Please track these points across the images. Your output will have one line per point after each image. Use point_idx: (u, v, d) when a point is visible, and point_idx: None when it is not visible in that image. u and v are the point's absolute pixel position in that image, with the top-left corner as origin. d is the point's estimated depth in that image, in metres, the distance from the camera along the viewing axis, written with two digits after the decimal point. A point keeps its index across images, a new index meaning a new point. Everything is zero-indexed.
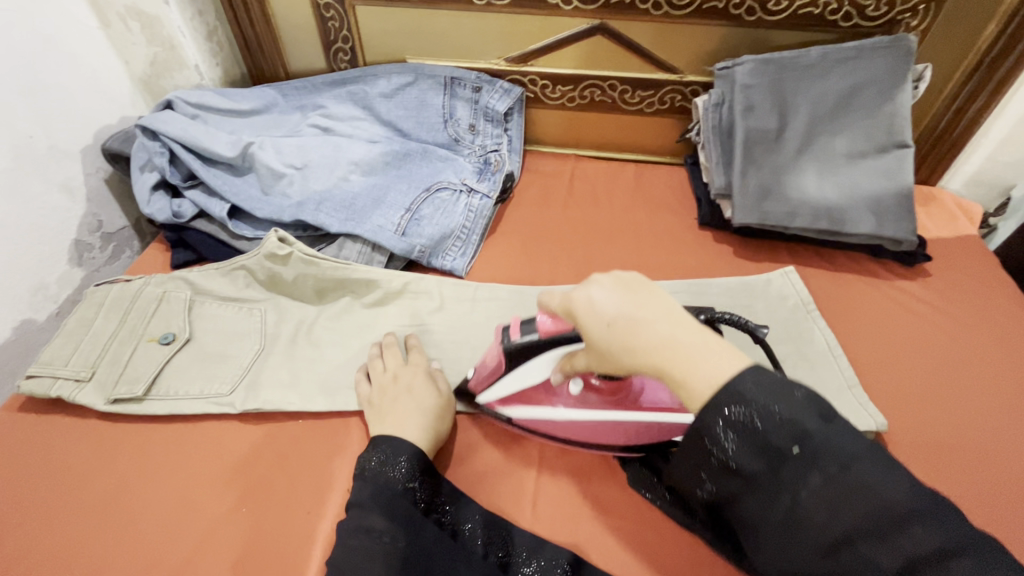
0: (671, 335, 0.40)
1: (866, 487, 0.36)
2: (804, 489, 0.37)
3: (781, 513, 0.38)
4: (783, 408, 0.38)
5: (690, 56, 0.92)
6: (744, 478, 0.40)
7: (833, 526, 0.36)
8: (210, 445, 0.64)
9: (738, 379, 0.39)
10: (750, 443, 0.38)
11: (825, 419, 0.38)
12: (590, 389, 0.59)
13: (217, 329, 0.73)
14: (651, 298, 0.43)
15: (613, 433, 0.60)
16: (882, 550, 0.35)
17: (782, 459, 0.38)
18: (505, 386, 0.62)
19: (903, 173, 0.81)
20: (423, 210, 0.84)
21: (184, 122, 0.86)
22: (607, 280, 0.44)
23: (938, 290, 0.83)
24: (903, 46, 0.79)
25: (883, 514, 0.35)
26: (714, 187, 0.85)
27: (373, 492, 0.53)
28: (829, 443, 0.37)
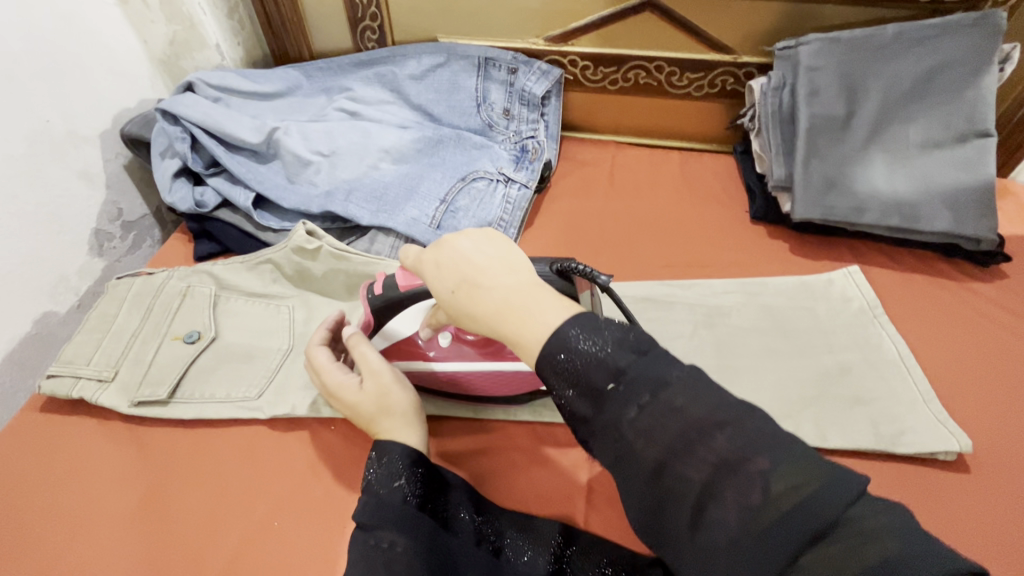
0: (504, 298, 0.40)
1: (672, 410, 0.33)
2: (623, 425, 0.34)
3: (611, 454, 0.36)
4: (598, 345, 0.36)
5: (746, 34, 0.84)
6: (582, 423, 0.37)
7: (651, 453, 0.34)
8: (240, 451, 0.60)
9: (559, 328, 0.38)
10: (573, 386, 0.36)
11: (638, 351, 0.36)
12: (463, 341, 0.60)
13: (243, 326, 0.69)
14: (493, 257, 0.43)
15: (489, 383, 0.61)
16: (691, 466, 0.33)
17: (603, 399, 0.36)
18: (380, 340, 0.61)
19: (984, 165, 0.74)
20: (458, 201, 0.78)
21: (207, 106, 0.82)
22: (462, 239, 0.44)
23: (1017, 293, 0.76)
24: (991, 24, 0.71)
25: (694, 430, 0.33)
26: (771, 178, 0.79)
27: (374, 508, 0.46)
28: (641, 373, 0.35)
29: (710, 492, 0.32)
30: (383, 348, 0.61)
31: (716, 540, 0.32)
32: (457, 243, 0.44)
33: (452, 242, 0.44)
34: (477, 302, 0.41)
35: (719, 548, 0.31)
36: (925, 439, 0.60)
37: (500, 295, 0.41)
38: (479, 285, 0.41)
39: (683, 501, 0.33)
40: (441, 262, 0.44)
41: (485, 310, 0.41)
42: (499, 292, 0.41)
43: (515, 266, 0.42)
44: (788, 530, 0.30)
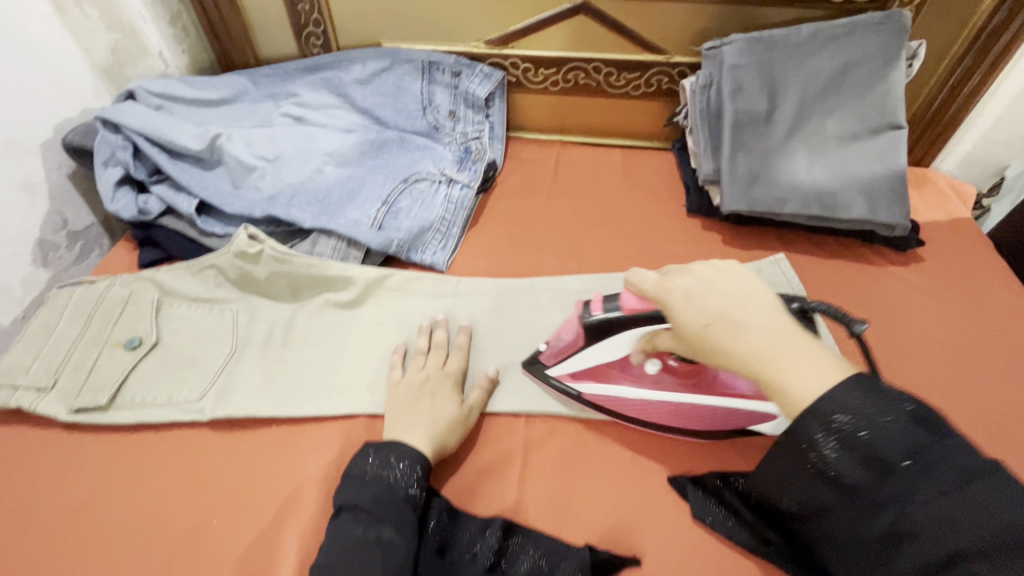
0: (771, 337, 0.44)
1: (989, 507, 0.36)
2: (914, 502, 0.38)
3: (882, 527, 0.40)
4: (892, 419, 0.40)
5: (676, 35, 0.88)
6: (847, 488, 0.41)
7: (946, 542, 0.37)
8: (182, 453, 0.61)
9: (836, 393, 0.41)
10: (852, 451, 0.40)
11: (938, 434, 0.39)
12: (667, 370, 0.62)
13: (186, 331, 0.70)
14: (747, 293, 0.47)
15: (683, 417, 0.61)
16: (1001, 572, 0.35)
17: (890, 472, 0.39)
18: (579, 361, 0.62)
19: (897, 155, 0.78)
20: (400, 202, 0.80)
21: (148, 114, 0.82)
22: (697, 276, 0.49)
23: (930, 275, 0.81)
24: (896, 22, 0.76)
25: (1002, 534, 0.35)
26: (701, 173, 0.82)
27: (376, 497, 0.53)
28: (939, 458, 0.39)
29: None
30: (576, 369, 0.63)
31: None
32: (686, 282, 0.49)
33: (684, 279, 0.49)
34: (738, 338, 0.45)
35: None
36: None
37: (757, 334, 0.44)
38: (744, 322, 0.45)
39: None
40: (692, 294, 0.48)
41: (745, 347, 0.44)
42: (753, 331, 0.45)
43: (775, 310, 0.46)
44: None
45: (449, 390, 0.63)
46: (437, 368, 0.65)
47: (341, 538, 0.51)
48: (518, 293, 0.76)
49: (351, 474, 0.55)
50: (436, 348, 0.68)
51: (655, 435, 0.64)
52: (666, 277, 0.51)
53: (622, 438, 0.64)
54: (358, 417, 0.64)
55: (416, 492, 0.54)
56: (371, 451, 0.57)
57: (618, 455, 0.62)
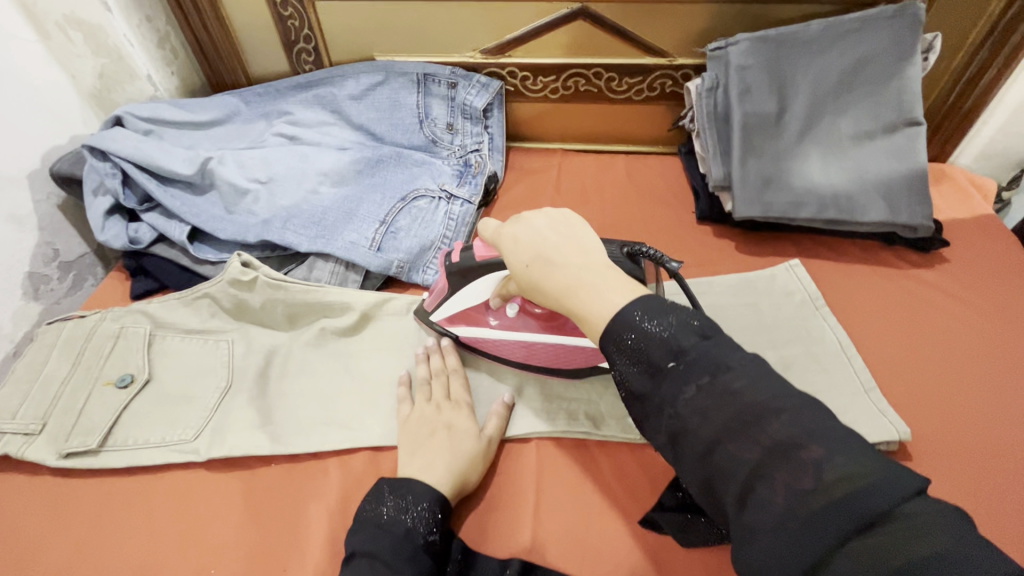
0: (579, 271, 0.45)
1: (731, 392, 0.36)
2: (679, 401, 0.38)
3: (663, 432, 0.39)
4: (657, 325, 0.40)
5: (679, 36, 0.85)
6: (640, 398, 0.41)
7: (706, 431, 0.36)
8: (177, 498, 0.58)
9: (624, 309, 0.42)
10: (634, 361, 0.40)
11: (703, 335, 0.39)
12: (528, 313, 0.65)
13: (179, 365, 0.67)
14: (570, 236, 0.48)
15: (546, 356, 0.64)
16: (745, 447, 0.35)
17: (662, 375, 0.39)
18: (450, 306, 0.66)
19: (916, 153, 0.75)
20: (399, 221, 0.77)
21: (136, 140, 0.80)
22: (532, 222, 0.50)
23: (956, 276, 0.78)
24: (911, 16, 0.73)
25: (747, 413, 0.35)
26: (712, 179, 0.79)
27: (392, 544, 0.49)
28: (701, 354, 0.38)
29: (761, 474, 0.34)
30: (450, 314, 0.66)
31: (760, 515, 0.33)
32: (517, 228, 0.50)
33: (517, 225, 0.50)
34: (549, 274, 0.46)
35: (765, 531, 0.33)
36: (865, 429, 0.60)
37: (565, 271, 0.46)
38: (560, 261, 0.46)
39: (733, 482, 0.35)
40: (517, 238, 0.50)
41: (555, 282, 0.46)
42: (564, 268, 0.46)
43: (587, 249, 0.47)
44: (822, 520, 0.32)
45: (461, 420, 0.60)
46: (443, 399, 0.62)
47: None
48: None
49: (365, 518, 0.52)
50: (437, 377, 0.64)
51: None
52: (503, 225, 0.52)
53: (641, 463, 0.60)
54: (362, 451, 0.61)
55: (434, 537, 0.51)
56: (384, 494, 0.53)
57: (638, 481, 0.59)
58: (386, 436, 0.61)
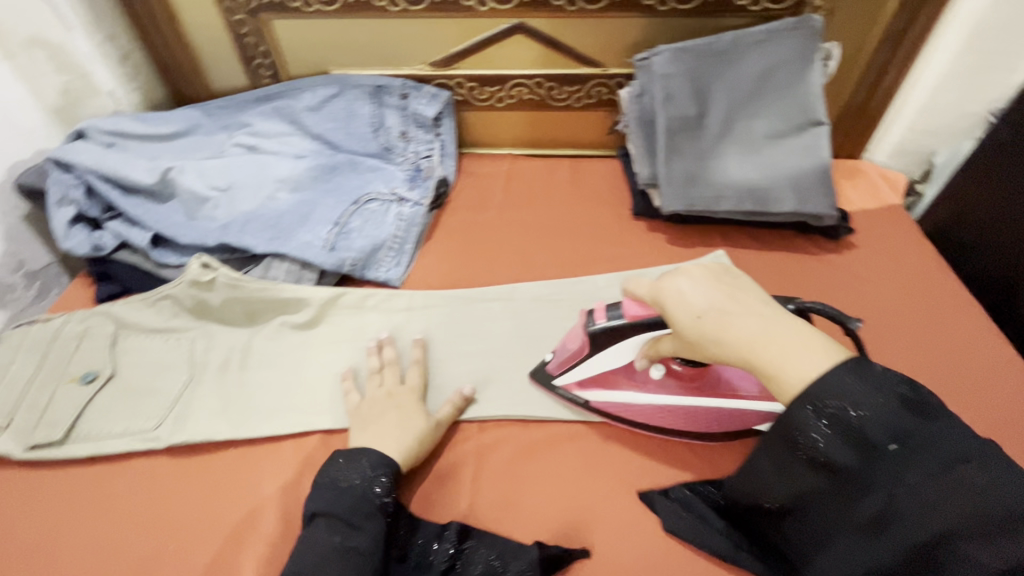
0: (765, 325, 0.47)
1: (975, 488, 0.39)
2: (900, 486, 0.41)
3: (867, 515, 0.42)
4: (875, 405, 0.42)
5: (610, 48, 0.92)
6: (835, 470, 0.43)
7: (931, 522, 0.39)
8: (139, 483, 0.62)
9: (822, 378, 0.44)
10: (842, 436, 0.42)
11: (922, 415, 0.42)
12: (670, 375, 0.63)
13: (142, 362, 0.71)
14: (737, 290, 0.50)
15: (687, 420, 0.64)
16: (983, 549, 0.38)
17: (876, 454, 0.42)
18: (587, 367, 0.65)
19: (821, 150, 0.83)
20: (352, 223, 0.82)
21: (99, 152, 0.84)
22: (688, 276, 0.51)
23: (861, 260, 0.86)
24: (809, 27, 0.81)
25: (979, 514, 0.38)
26: (640, 178, 0.86)
27: (350, 506, 0.55)
28: (927, 438, 0.41)
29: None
30: (586, 375, 0.65)
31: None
32: (679, 281, 0.51)
33: (675, 278, 0.51)
34: (735, 328, 0.47)
35: None
36: None
37: (752, 324, 0.47)
38: (739, 313, 0.48)
39: None
40: (680, 294, 0.50)
41: (743, 336, 0.46)
42: (749, 321, 0.47)
43: (763, 304, 0.49)
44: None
45: (411, 403, 0.65)
46: (396, 384, 0.68)
47: (316, 547, 0.52)
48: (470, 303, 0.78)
49: (323, 484, 0.57)
50: (389, 364, 0.69)
51: (604, 430, 0.67)
52: (662, 279, 0.52)
53: (573, 434, 0.66)
54: (315, 434, 0.66)
55: (385, 500, 0.56)
56: (343, 461, 0.59)
57: (567, 451, 0.65)
58: (338, 419, 0.66)
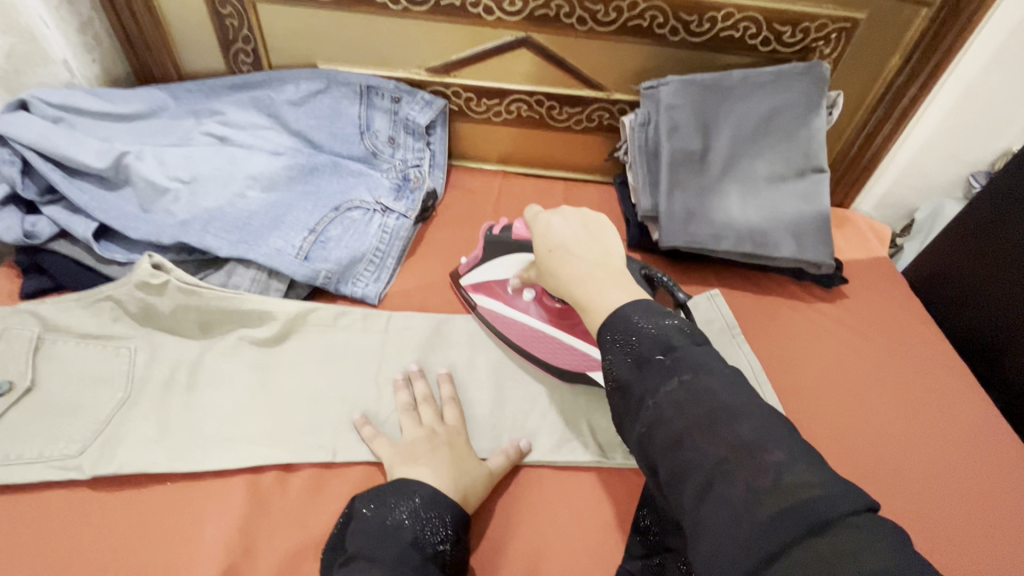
0: (592, 268, 0.53)
1: (709, 392, 0.41)
2: (659, 391, 0.43)
3: (641, 422, 0.43)
4: (652, 328, 0.46)
5: (616, 72, 0.89)
6: (623, 389, 0.46)
7: (682, 420, 0.40)
8: (51, 520, 0.53)
9: (620, 308, 0.48)
10: (625, 353, 0.46)
11: (693, 343, 0.45)
12: (541, 304, 0.69)
13: (68, 373, 0.61)
14: (593, 236, 0.56)
15: (540, 347, 0.68)
16: (710, 440, 0.38)
17: (651, 367, 0.44)
18: (481, 274, 0.72)
19: (820, 198, 0.82)
20: (330, 231, 0.75)
21: (43, 126, 0.74)
22: (563, 215, 0.58)
23: (852, 311, 0.86)
24: (817, 74, 0.80)
25: (717, 411, 0.40)
26: (640, 209, 0.83)
27: (402, 551, 0.47)
28: (688, 356, 0.44)
29: (726, 467, 0.37)
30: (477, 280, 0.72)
31: (720, 511, 0.36)
32: (556, 217, 0.58)
33: (551, 214, 0.58)
34: (568, 263, 0.54)
35: (720, 519, 0.35)
36: None
37: (585, 265, 0.53)
38: (582, 254, 0.54)
39: (696, 473, 0.38)
40: (546, 228, 0.57)
41: (571, 269, 0.53)
42: (584, 262, 0.53)
43: (605, 252, 0.55)
44: (782, 517, 0.34)
45: (461, 443, 0.59)
46: (434, 422, 0.61)
47: None
48: (454, 328, 0.72)
49: (373, 518, 0.49)
50: (423, 400, 0.63)
51: (594, 479, 0.61)
52: (542, 211, 0.60)
53: (561, 483, 0.61)
54: (270, 470, 0.58)
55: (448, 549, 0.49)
56: (421, 492, 0.51)
57: (557, 503, 0.59)
58: (298, 453, 0.58)
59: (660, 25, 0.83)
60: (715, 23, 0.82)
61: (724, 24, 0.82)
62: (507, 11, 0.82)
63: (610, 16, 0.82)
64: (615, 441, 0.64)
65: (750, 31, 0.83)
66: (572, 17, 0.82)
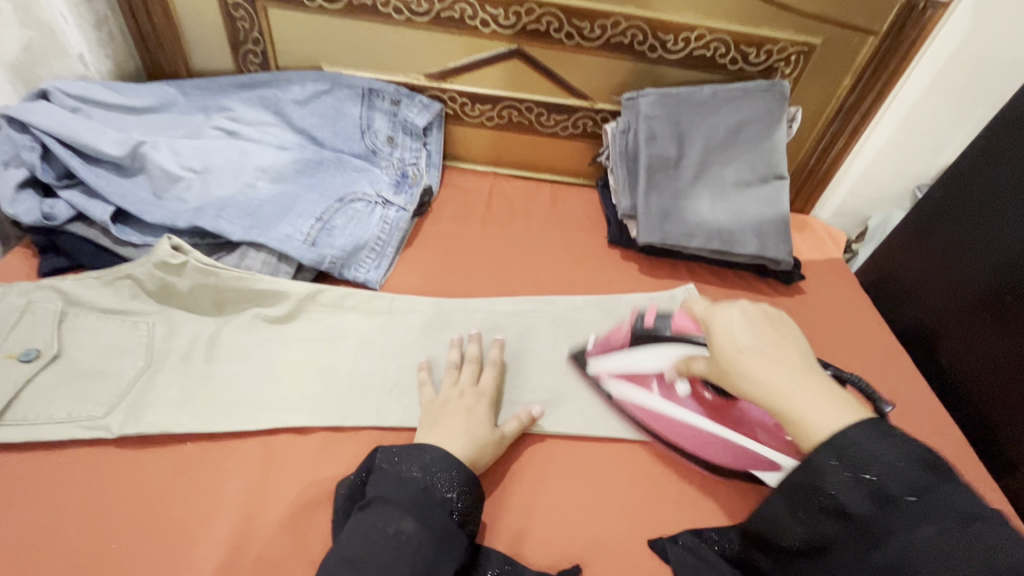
0: (798, 377, 0.50)
1: (978, 545, 0.39)
2: (912, 536, 0.41)
3: (878, 562, 0.42)
4: (895, 459, 0.43)
5: (600, 84, 0.98)
6: (846, 516, 0.45)
7: (937, 574, 0.39)
8: (82, 474, 0.57)
9: (842, 433, 0.46)
10: (858, 484, 0.44)
11: (938, 472, 0.43)
12: (695, 398, 0.71)
13: (92, 344, 0.65)
14: (780, 336, 0.54)
15: (697, 441, 0.69)
16: None
17: (895, 505, 0.42)
18: (619, 360, 0.75)
19: (780, 202, 0.91)
20: (335, 220, 0.81)
21: (63, 115, 0.78)
22: (742, 311, 0.56)
23: (809, 305, 0.95)
24: (778, 91, 0.90)
25: (993, 570, 0.38)
26: (621, 209, 0.91)
27: (413, 500, 0.52)
28: (941, 496, 0.41)
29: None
30: (618, 370, 0.74)
31: None
32: (732, 315, 0.55)
33: (727, 309, 0.56)
34: (767, 368, 0.51)
35: None
36: None
37: (788, 373, 0.51)
38: (779, 358, 0.51)
39: None
40: (727, 325, 0.55)
41: (774, 377, 0.50)
42: (784, 368, 0.51)
43: (802, 359, 0.53)
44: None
45: (483, 409, 0.65)
46: (469, 384, 0.67)
47: (366, 535, 0.50)
48: (452, 312, 0.78)
49: (386, 472, 0.55)
50: (469, 361, 0.70)
51: (578, 447, 0.68)
52: (713, 307, 0.57)
53: (547, 448, 0.68)
54: (284, 433, 0.63)
55: (457, 500, 0.54)
56: (434, 451, 0.57)
57: (547, 468, 0.66)
58: (309, 418, 0.64)
59: (640, 43, 0.91)
60: (689, 43, 0.91)
61: (696, 44, 0.91)
62: (502, 25, 0.90)
63: (595, 33, 0.90)
64: (599, 414, 0.71)
65: (719, 51, 0.92)
66: (561, 32, 0.90)
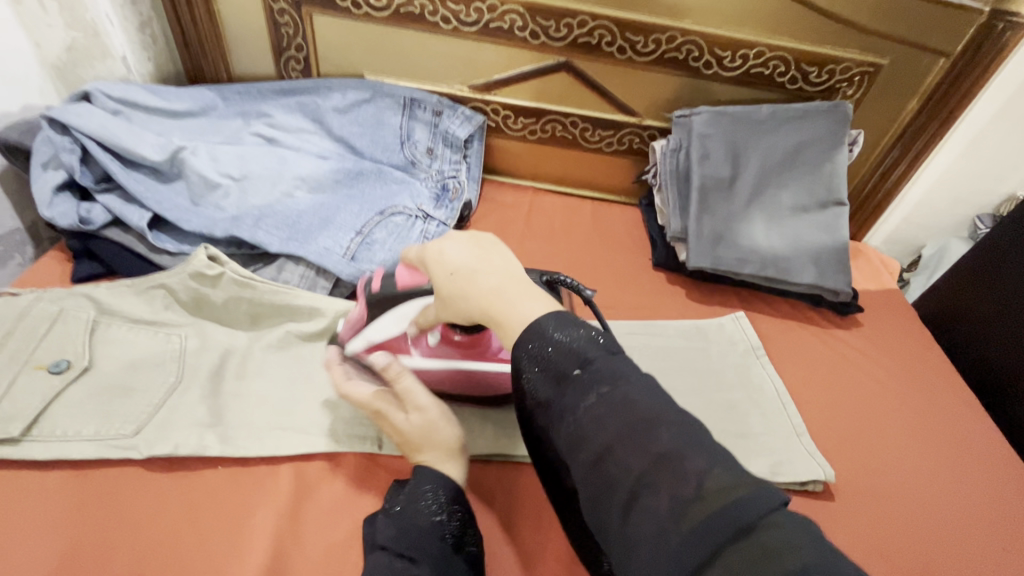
0: (501, 283, 0.45)
1: (628, 401, 0.37)
2: (580, 408, 0.38)
3: (565, 443, 0.39)
4: (566, 338, 0.41)
5: (649, 100, 0.94)
6: (544, 407, 0.41)
7: (601, 437, 0.37)
8: (108, 494, 0.55)
9: (540, 321, 0.42)
10: (542, 369, 0.41)
11: (609, 352, 0.41)
12: (447, 342, 0.62)
13: (124, 357, 0.63)
14: (495, 255, 0.48)
15: (459, 381, 0.64)
16: (633, 454, 0.35)
17: (566, 383, 0.40)
18: (370, 335, 0.62)
19: (840, 229, 0.86)
20: (375, 234, 0.79)
21: (104, 117, 0.77)
22: (465, 236, 0.49)
23: (867, 338, 0.89)
24: (841, 113, 0.85)
25: (637, 422, 0.36)
26: (670, 230, 0.87)
27: (400, 531, 0.46)
28: (606, 366, 0.39)
29: (647, 483, 0.34)
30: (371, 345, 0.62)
31: (645, 530, 0.33)
32: (450, 239, 0.49)
33: (443, 241, 0.49)
34: (475, 286, 0.45)
35: (649, 540, 0.33)
36: (796, 469, 0.67)
37: (497, 284, 0.45)
38: (483, 271, 0.46)
39: (618, 493, 0.35)
40: (442, 253, 0.48)
41: (479, 291, 0.45)
42: (488, 280, 0.45)
43: (511, 271, 0.47)
44: (706, 531, 0.31)
45: (428, 431, 0.53)
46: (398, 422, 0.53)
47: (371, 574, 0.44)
48: None
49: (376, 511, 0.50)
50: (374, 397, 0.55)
51: None
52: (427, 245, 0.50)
53: None
54: (319, 460, 0.60)
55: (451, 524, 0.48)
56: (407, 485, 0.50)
57: None
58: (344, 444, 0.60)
59: (695, 59, 0.87)
60: (746, 60, 0.87)
61: (754, 61, 0.87)
62: (551, 37, 0.87)
63: (649, 48, 0.87)
64: None
65: (779, 69, 0.88)
66: (613, 46, 0.87)
